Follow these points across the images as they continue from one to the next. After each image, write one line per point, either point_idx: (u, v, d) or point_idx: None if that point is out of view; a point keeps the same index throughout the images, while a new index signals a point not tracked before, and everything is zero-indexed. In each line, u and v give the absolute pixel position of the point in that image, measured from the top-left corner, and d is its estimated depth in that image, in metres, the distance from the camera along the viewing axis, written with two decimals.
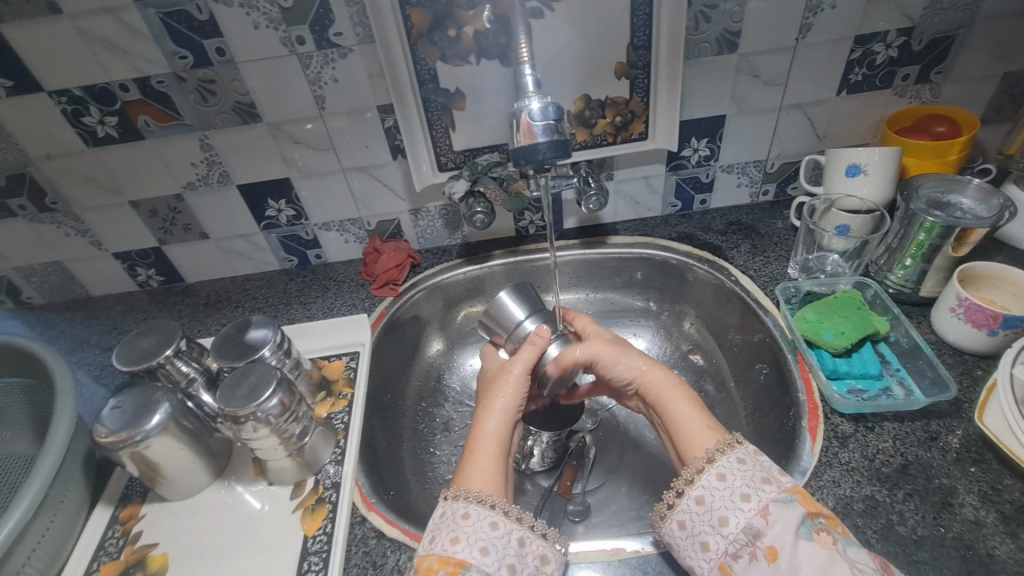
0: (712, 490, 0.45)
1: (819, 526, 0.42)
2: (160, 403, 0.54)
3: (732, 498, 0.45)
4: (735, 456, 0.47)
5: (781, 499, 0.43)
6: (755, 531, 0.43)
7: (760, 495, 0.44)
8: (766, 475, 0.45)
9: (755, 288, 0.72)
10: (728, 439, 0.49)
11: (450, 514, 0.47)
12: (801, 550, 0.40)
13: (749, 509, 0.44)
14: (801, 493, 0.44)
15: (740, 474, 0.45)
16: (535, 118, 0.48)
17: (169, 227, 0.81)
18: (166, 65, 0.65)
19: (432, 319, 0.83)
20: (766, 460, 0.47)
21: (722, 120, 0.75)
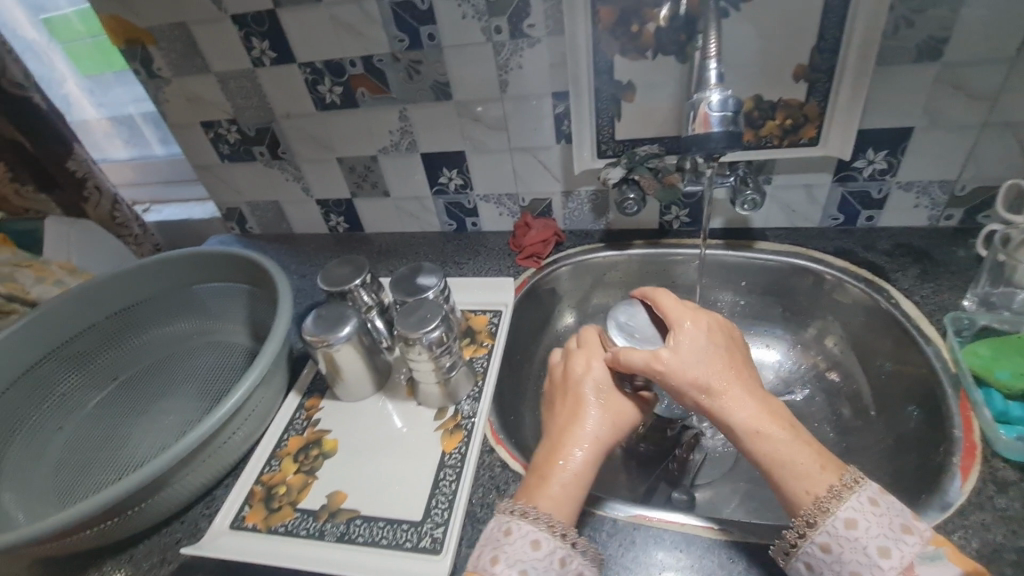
0: (840, 539, 0.43)
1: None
2: (348, 318, 0.66)
3: (867, 552, 0.42)
4: (866, 496, 0.44)
5: (925, 553, 0.42)
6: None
7: (902, 550, 0.42)
8: (905, 523, 0.43)
9: (918, 315, 0.67)
10: (844, 480, 0.45)
11: (512, 533, 0.46)
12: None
13: (891, 566, 0.41)
14: (940, 542, 0.43)
15: (878, 522, 0.43)
16: (712, 109, 0.51)
17: (361, 183, 0.96)
18: (387, 47, 0.78)
19: (566, 296, 0.89)
20: (892, 499, 0.45)
21: (909, 133, 0.70)
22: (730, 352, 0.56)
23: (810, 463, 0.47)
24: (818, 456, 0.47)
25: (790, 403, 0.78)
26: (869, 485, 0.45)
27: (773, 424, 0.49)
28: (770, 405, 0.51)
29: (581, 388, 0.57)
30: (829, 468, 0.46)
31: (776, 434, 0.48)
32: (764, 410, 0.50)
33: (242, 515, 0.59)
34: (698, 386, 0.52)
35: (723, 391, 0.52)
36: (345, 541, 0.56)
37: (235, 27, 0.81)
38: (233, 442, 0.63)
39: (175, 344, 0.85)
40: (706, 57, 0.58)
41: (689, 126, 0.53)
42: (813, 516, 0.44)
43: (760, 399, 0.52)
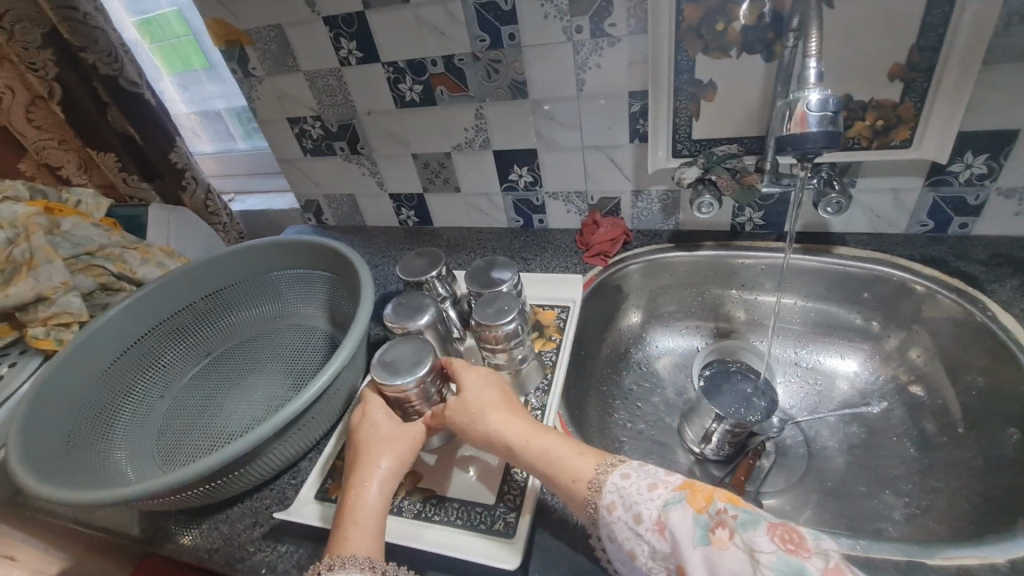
0: (615, 523, 0.46)
1: (714, 521, 0.41)
2: (426, 308, 0.69)
3: (631, 526, 0.45)
4: (623, 471, 0.48)
5: (670, 500, 0.44)
6: (665, 553, 0.43)
7: (648, 509, 0.44)
8: (653, 481, 0.46)
9: (1018, 329, 0.63)
10: (608, 460, 0.50)
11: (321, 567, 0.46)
12: (695, 555, 0.40)
13: (645, 530, 0.44)
14: (689, 487, 0.44)
15: (625, 492, 0.46)
16: (811, 107, 0.49)
17: (433, 178, 0.99)
18: (469, 46, 0.81)
19: (631, 295, 0.89)
20: (653, 466, 0.48)
21: (1015, 136, 0.66)
22: (506, 390, 0.60)
23: (574, 459, 0.50)
24: (576, 447, 0.52)
25: (867, 415, 0.75)
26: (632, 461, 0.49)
27: (540, 434, 0.54)
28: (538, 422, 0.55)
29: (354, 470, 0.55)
30: (595, 454, 0.51)
31: (513, 440, 0.54)
32: (500, 410, 0.56)
33: (326, 487, 0.63)
34: (478, 418, 0.56)
35: (462, 407, 0.57)
36: (422, 518, 0.58)
37: (326, 28, 0.85)
38: (318, 419, 0.66)
39: (260, 325, 0.91)
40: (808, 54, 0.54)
41: (785, 126, 0.52)
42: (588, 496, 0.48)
43: (512, 416, 0.56)
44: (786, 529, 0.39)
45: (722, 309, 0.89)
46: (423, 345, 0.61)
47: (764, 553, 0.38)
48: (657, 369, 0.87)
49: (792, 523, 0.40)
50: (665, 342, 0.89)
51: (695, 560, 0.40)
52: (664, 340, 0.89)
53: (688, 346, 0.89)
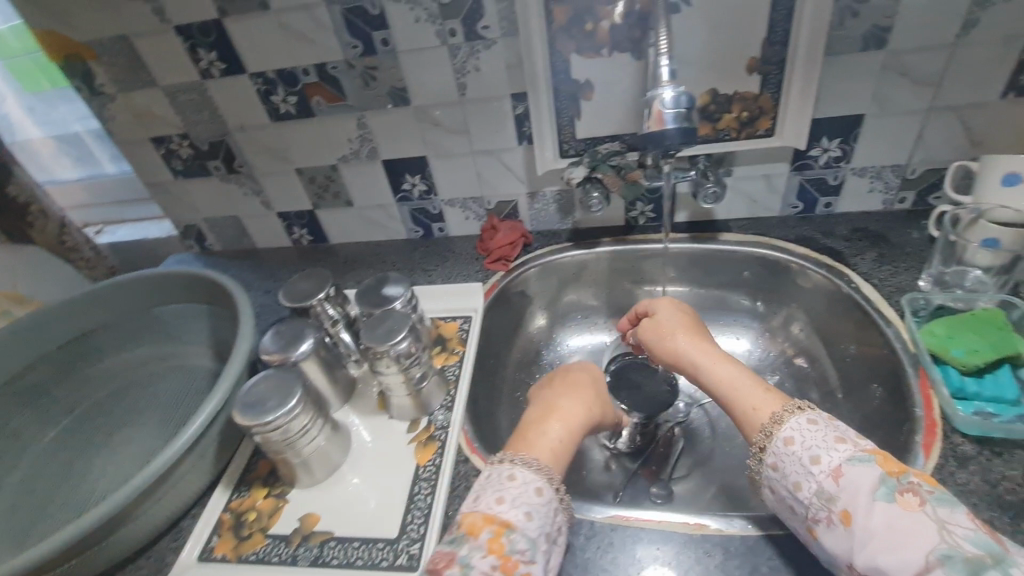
0: (781, 456, 0.50)
1: (905, 487, 0.43)
2: (307, 335, 0.66)
3: (801, 462, 0.49)
4: (805, 418, 0.51)
5: (857, 458, 0.47)
6: (830, 496, 0.46)
7: (832, 456, 0.47)
8: (841, 437, 0.49)
9: (877, 297, 0.69)
10: (788, 407, 0.53)
11: (495, 476, 0.52)
12: (877, 509, 0.43)
13: (821, 472, 0.47)
14: (881, 452, 0.47)
15: (812, 435, 0.49)
16: (665, 106, 0.54)
17: (323, 194, 0.94)
18: (340, 54, 0.76)
19: (536, 298, 0.89)
20: (841, 424, 0.50)
21: (859, 120, 0.72)
22: (694, 318, 0.70)
23: (753, 393, 0.56)
24: (756, 385, 0.57)
25: None
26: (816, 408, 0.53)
27: (725, 363, 0.61)
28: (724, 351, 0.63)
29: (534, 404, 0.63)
30: (772, 399, 0.55)
31: (695, 357, 0.63)
32: (685, 333, 0.67)
33: (209, 546, 0.57)
34: (684, 358, 0.64)
35: (655, 328, 0.69)
36: (318, 565, 0.54)
37: (180, 39, 0.78)
38: (195, 471, 0.60)
39: (133, 370, 0.82)
40: (659, 53, 0.60)
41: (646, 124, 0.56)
42: (764, 440, 0.52)
43: (699, 340, 0.65)
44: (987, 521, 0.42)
45: (625, 302, 0.90)
46: (286, 377, 0.59)
47: (963, 527, 0.41)
48: None
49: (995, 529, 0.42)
50: (574, 342, 0.89)
51: (875, 512, 0.43)
52: (572, 339, 0.89)
53: (597, 342, 0.90)
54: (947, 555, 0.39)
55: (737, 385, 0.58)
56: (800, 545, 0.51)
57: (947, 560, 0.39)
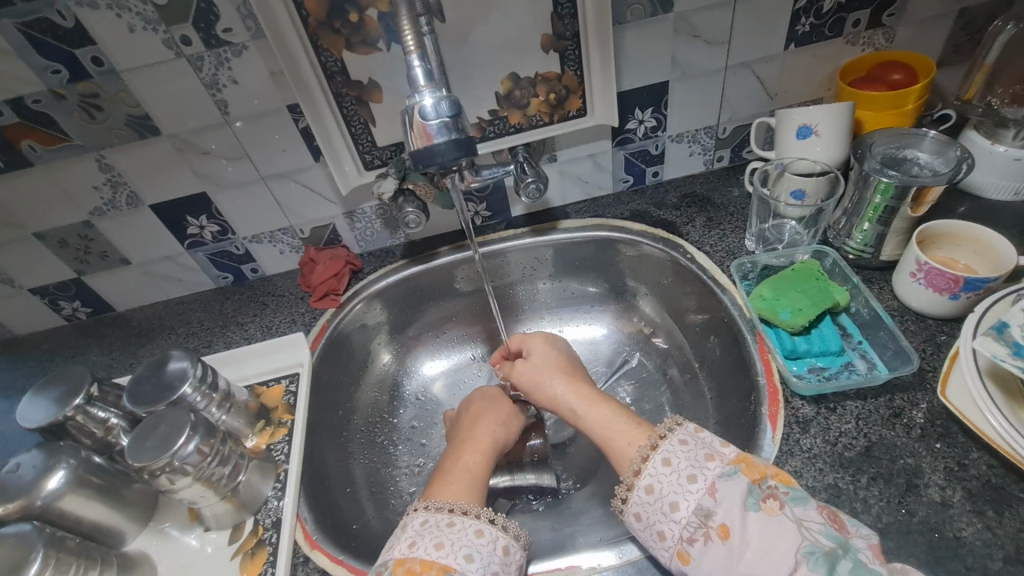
0: (659, 477, 0.46)
1: (767, 493, 0.42)
2: (59, 462, 0.51)
3: (679, 481, 0.45)
4: (678, 439, 0.48)
5: (726, 472, 0.44)
6: (707, 513, 0.43)
7: (703, 474, 0.45)
8: (709, 451, 0.46)
9: (710, 265, 0.68)
10: (656, 433, 0.50)
11: (434, 523, 0.48)
12: (750, 522, 0.41)
13: (697, 489, 0.44)
14: (742, 461, 0.45)
15: (681, 455, 0.46)
16: (428, 117, 0.46)
17: (84, 257, 0.74)
18: (39, 82, 0.58)
19: (380, 327, 0.78)
20: (706, 434, 0.48)
21: (665, 87, 0.70)
22: (566, 354, 0.65)
23: (624, 428, 0.52)
24: (630, 420, 0.53)
25: (628, 374, 0.77)
26: (688, 423, 0.49)
27: (600, 404, 0.56)
28: (598, 394, 0.58)
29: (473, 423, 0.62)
30: (638, 429, 0.51)
31: (574, 406, 0.57)
32: (563, 376, 0.61)
33: None
34: (564, 407, 0.58)
35: (531, 372, 0.62)
36: None
37: None
38: None
39: None
40: (406, 53, 0.48)
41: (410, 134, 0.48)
42: (638, 465, 0.48)
43: (576, 384, 0.59)
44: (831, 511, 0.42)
45: (479, 310, 0.83)
46: (20, 538, 0.44)
47: (814, 522, 0.40)
48: (432, 396, 0.79)
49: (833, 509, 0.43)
50: (432, 367, 0.81)
51: (749, 526, 0.41)
52: (429, 365, 0.81)
53: (456, 360, 0.82)
54: (810, 553, 0.38)
55: (613, 429, 0.53)
56: None
57: (811, 557, 0.38)
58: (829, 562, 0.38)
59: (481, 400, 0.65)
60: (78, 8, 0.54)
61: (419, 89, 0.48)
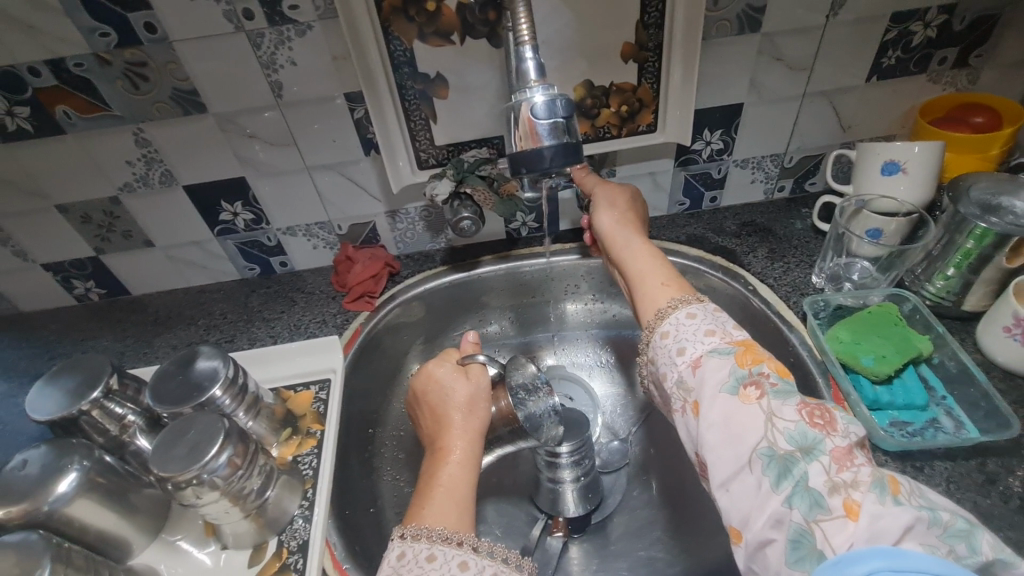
0: (660, 349, 0.48)
1: (749, 380, 0.41)
2: (72, 461, 0.45)
3: (671, 354, 0.47)
4: (686, 312, 0.49)
5: (719, 351, 0.44)
6: (689, 388, 0.44)
7: (697, 347, 0.45)
8: (713, 328, 0.46)
9: (776, 300, 0.64)
10: (687, 296, 0.50)
11: (411, 557, 0.41)
12: (719, 401, 0.41)
13: (684, 362, 0.45)
14: (744, 345, 0.44)
15: (686, 328, 0.47)
16: (539, 114, 0.43)
17: (106, 235, 0.69)
18: (85, 45, 0.54)
19: (414, 335, 0.74)
20: (723, 315, 0.48)
21: (739, 109, 0.67)
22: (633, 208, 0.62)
23: (654, 281, 0.53)
24: (663, 276, 0.53)
25: None
26: (709, 302, 0.50)
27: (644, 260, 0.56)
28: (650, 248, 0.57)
29: (446, 405, 0.53)
30: (671, 286, 0.52)
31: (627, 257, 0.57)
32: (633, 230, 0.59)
33: None
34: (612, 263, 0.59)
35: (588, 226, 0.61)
36: None
37: None
38: None
39: None
40: (519, 42, 0.44)
41: (512, 133, 0.45)
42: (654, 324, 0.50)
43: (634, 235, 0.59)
44: (818, 408, 0.39)
45: (518, 325, 0.78)
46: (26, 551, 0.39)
47: (786, 420, 0.38)
48: None
49: (826, 406, 0.40)
50: None
51: (717, 404, 0.41)
52: None
53: None
54: (764, 454, 0.37)
55: (643, 282, 0.54)
56: None
57: (764, 460, 0.37)
58: (781, 467, 0.36)
59: (438, 396, 0.54)
60: None
61: (529, 85, 0.44)
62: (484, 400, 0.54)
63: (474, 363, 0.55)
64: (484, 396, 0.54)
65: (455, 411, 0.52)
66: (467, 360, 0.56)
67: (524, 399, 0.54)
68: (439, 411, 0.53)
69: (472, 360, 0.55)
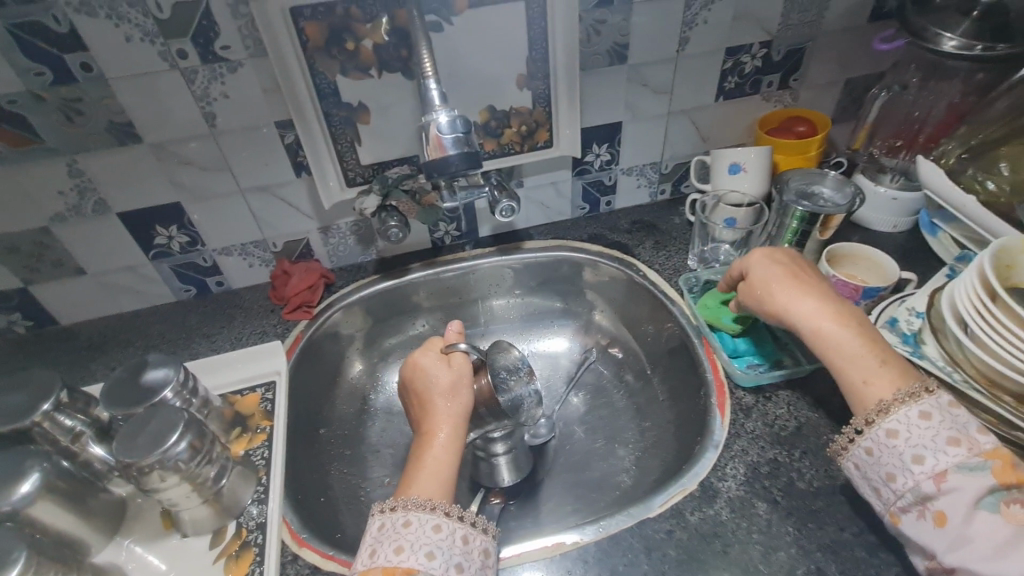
0: (880, 445, 0.47)
1: (1012, 498, 0.41)
2: (29, 467, 0.48)
3: (901, 458, 0.45)
4: (918, 410, 0.46)
5: (968, 464, 0.43)
6: (927, 497, 0.44)
7: (939, 458, 0.44)
8: (956, 434, 0.45)
9: (661, 281, 0.77)
10: (913, 388, 0.47)
11: (390, 525, 0.48)
12: (978, 518, 0.41)
13: (922, 471, 0.44)
14: (997, 456, 0.43)
15: (922, 433, 0.45)
16: (444, 131, 0.53)
17: (35, 265, 0.71)
18: (19, 83, 0.58)
19: (352, 339, 0.80)
20: (959, 412, 0.46)
21: (619, 126, 0.80)
22: (794, 261, 0.59)
23: (877, 368, 0.49)
24: (879, 357, 0.50)
25: (585, 381, 0.83)
26: (940, 394, 0.47)
27: (836, 331, 0.52)
28: (844, 320, 0.52)
29: (431, 393, 0.59)
30: (897, 374, 0.49)
31: (809, 323, 0.53)
32: (791, 285, 0.56)
33: None
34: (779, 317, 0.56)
35: (752, 285, 0.59)
36: None
37: None
38: None
39: None
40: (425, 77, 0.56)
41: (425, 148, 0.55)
42: (879, 411, 0.47)
43: (806, 294, 0.55)
44: None
45: (448, 324, 0.87)
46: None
47: None
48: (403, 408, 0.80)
49: None
50: None
51: (981, 521, 0.41)
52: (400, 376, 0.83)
53: None
54: None
55: (845, 366, 0.51)
56: (644, 531, 0.52)
57: None
58: None
59: (426, 384, 0.60)
60: (74, 14, 0.55)
61: (434, 108, 0.55)
62: (466, 384, 0.61)
63: (456, 351, 0.62)
64: (466, 380, 0.61)
65: (441, 396, 0.59)
66: (450, 349, 0.62)
67: (506, 379, 0.64)
68: (424, 395, 0.60)
69: (455, 348, 0.62)
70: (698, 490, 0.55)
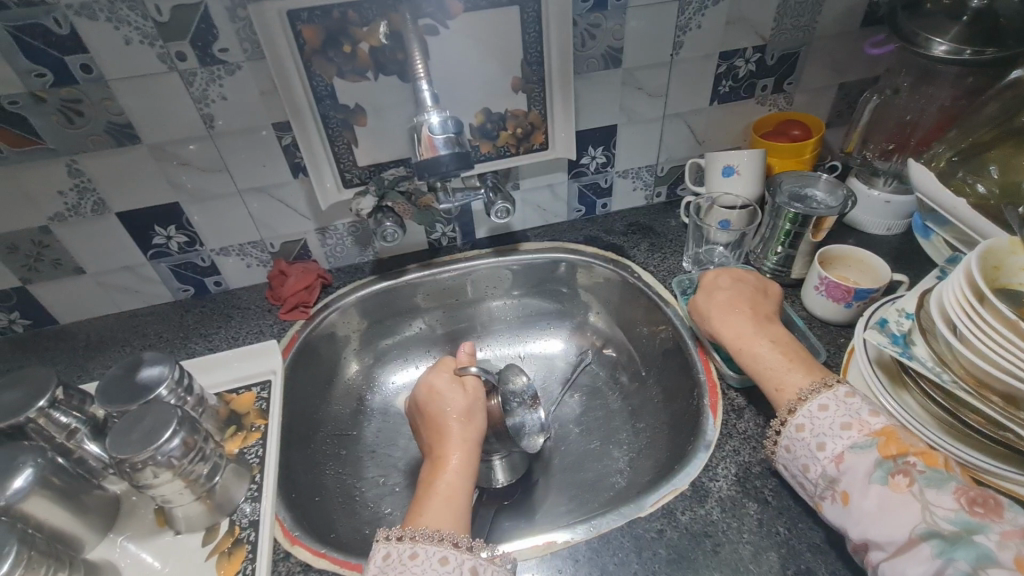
0: (794, 440, 0.50)
1: (897, 469, 0.44)
2: (24, 462, 0.49)
3: (810, 448, 0.49)
4: (818, 403, 0.50)
5: (859, 444, 0.47)
6: (832, 479, 0.47)
7: (837, 442, 0.48)
8: (849, 420, 0.48)
9: (656, 283, 0.78)
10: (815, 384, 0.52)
11: (395, 556, 0.46)
12: (871, 492, 0.44)
13: (825, 456, 0.48)
14: (885, 435, 0.46)
15: (821, 423, 0.49)
16: (435, 131, 0.55)
17: (34, 264, 0.71)
18: (20, 84, 0.58)
19: (348, 340, 0.81)
20: (855, 401, 0.50)
21: (614, 129, 0.81)
22: (734, 283, 0.65)
23: (783, 370, 0.55)
24: (787, 361, 0.56)
25: (580, 383, 0.83)
26: (839, 388, 0.51)
27: (753, 343, 0.58)
28: (760, 329, 0.59)
29: (445, 415, 0.60)
30: (803, 373, 0.54)
31: (730, 335, 0.60)
32: (722, 304, 0.63)
33: None
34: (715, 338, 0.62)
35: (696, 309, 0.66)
36: None
37: None
38: None
39: None
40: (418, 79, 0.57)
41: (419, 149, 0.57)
42: (792, 406, 0.52)
43: (732, 312, 0.62)
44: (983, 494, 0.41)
45: (444, 325, 0.87)
46: None
47: (945, 508, 0.41)
48: (398, 408, 0.81)
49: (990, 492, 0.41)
50: (398, 378, 0.84)
51: (870, 493, 0.44)
52: (396, 376, 0.83)
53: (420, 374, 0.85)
54: (927, 536, 0.40)
55: (759, 371, 0.56)
56: (634, 531, 0.53)
57: (930, 540, 0.40)
58: (940, 543, 0.40)
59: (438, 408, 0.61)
60: (74, 17, 0.56)
61: (426, 109, 0.57)
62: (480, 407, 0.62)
63: (469, 374, 0.65)
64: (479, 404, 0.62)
65: (454, 419, 0.60)
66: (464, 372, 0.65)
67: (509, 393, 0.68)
68: (437, 418, 0.60)
69: (467, 371, 0.65)
70: (688, 489, 0.55)
